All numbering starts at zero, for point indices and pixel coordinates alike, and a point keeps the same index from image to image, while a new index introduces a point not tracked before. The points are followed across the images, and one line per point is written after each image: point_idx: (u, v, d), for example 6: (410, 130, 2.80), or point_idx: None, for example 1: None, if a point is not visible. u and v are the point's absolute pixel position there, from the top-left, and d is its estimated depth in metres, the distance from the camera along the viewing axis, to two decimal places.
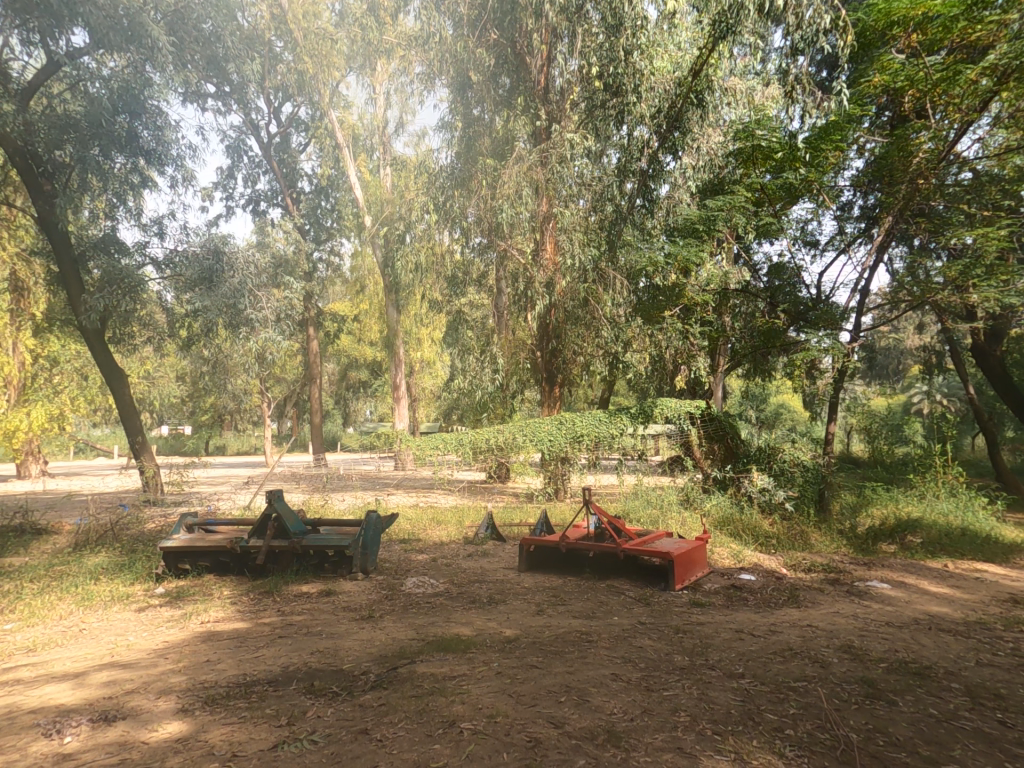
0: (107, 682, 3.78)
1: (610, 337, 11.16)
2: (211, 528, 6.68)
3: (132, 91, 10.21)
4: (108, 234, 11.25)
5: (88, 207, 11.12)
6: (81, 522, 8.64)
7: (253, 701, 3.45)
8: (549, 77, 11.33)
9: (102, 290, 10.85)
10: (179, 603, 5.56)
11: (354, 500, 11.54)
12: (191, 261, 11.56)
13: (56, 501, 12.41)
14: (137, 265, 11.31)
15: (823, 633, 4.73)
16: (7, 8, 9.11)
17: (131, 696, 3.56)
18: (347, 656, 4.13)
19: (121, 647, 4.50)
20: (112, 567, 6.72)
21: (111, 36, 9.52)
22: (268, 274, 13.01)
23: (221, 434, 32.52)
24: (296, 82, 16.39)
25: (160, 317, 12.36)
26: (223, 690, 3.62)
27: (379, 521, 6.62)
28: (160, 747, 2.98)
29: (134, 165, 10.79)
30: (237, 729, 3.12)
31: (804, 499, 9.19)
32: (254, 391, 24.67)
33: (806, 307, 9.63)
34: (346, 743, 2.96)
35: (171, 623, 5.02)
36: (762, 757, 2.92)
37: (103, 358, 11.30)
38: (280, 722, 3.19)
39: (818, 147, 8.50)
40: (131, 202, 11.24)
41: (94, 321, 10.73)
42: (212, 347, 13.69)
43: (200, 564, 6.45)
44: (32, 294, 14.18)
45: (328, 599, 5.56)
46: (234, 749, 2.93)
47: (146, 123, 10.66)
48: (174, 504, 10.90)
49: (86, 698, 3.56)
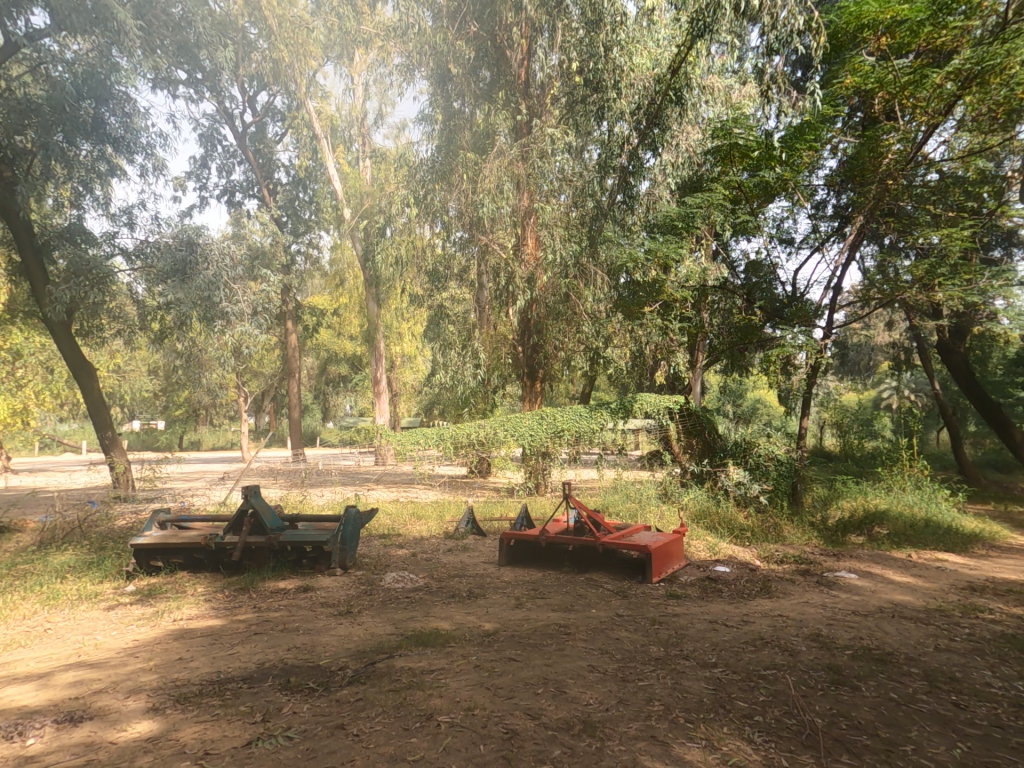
0: (73, 683, 3.70)
1: (591, 333, 11.27)
2: (184, 525, 6.56)
3: (98, 76, 9.82)
4: (73, 224, 11.00)
5: (52, 195, 10.86)
6: (47, 519, 8.40)
7: (226, 699, 3.40)
8: (531, 71, 11.26)
9: (69, 282, 10.53)
10: (150, 601, 5.46)
11: (333, 495, 11.46)
12: (163, 252, 11.27)
13: (21, 498, 12.04)
14: (105, 256, 11.05)
15: (793, 622, 4.84)
16: None
17: (98, 697, 3.49)
18: (324, 652, 4.11)
19: (88, 647, 4.40)
20: (80, 565, 6.57)
21: (74, 17, 9.23)
22: (243, 266, 12.79)
23: (196, 428, 31.91)
24: (271, 71, 16.24)
25: (130, 309, 12.13)
26: (195, 688, 3.56)
27: (359, 516, 6.56)
28: (128, 747, 2.92)
29: (101, 154, 10.54)
30: (209, 727, 3.08)
31: (777, 493, 9.30)
32: (231, 384, 24.25)
33: (782, 304, 9.75)
34: (322, 739, 2.95)
35: (142, 621, 4.93)
36: (733, 743, 2.98)
37: (70, 351, 10.99)
38: (255, 719, 3.16)
39: (793, 146, 8.61)
40: (98, 192, 11.05)
41: (59, 313, 10.39)
42: (186, 340, 13.41)
43: (172, 562, 6.33)
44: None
45: (305, 595, 5.51)
46: (206, 747, 2.90)
47: (113, 109, 10.36)
48: (147, 501, 10.67)
49: (51, 699, 3.48)
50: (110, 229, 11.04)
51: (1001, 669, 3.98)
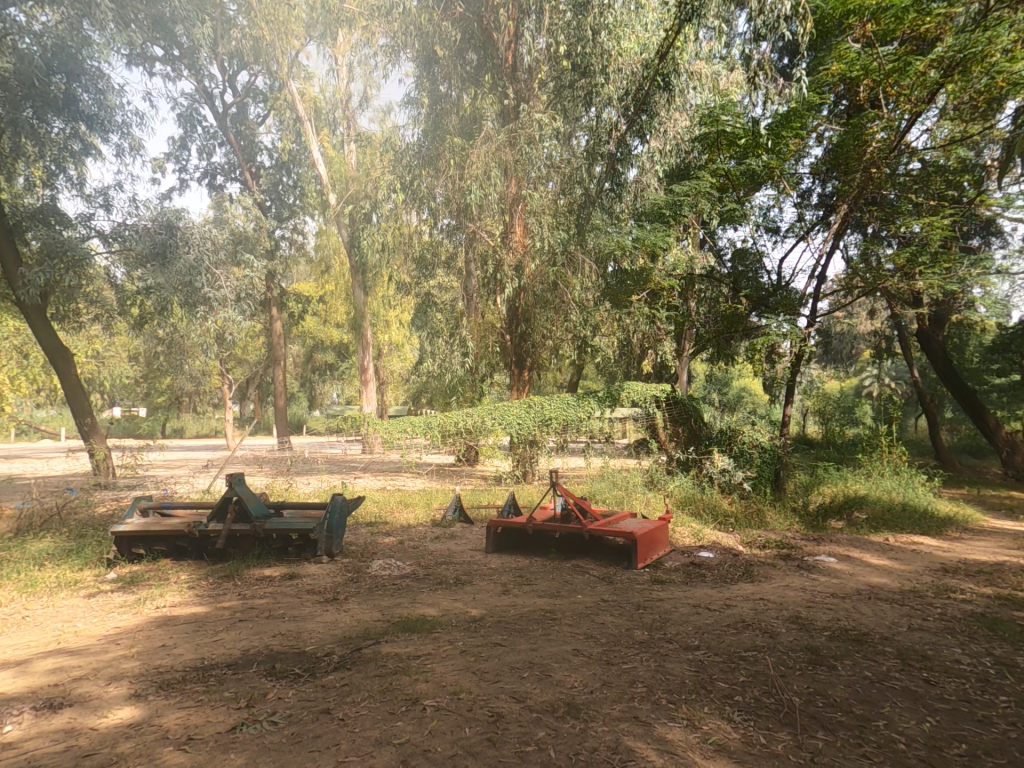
0: (52, 670, 3.67)
1: (579, 322, 11.42)
2: (167, 513, 6.51)
3: (68, 49, 9.56)
4: (46, 204, 10.71)
5: (23, 173, 10.46)
6: (23, 505, 8.27)
7: (211, 685, 3.40)
8: (518, 55, 11.05)
9: (43, 265, 10.25)
10: (131, 588, 5.42)
11: (320, 483, 11.42)
12: (141, 235, 11.00)
13: None
14: (81, 237, 10.84)
15: (774, 605, 4.94)
16: None
17: (79, 683, 3.47)
18: (310, 639, 4.11)
19: (68, 634, 4.37)
20: (58, 552, 6.48)
21: None
22: (226, 251, 12.58)
23: (180, 416, 31.51)
24: (252, 48, 15.70)
25: (109, 293, 11.90)
26: (178, 674, 3.56)
27: (346, 503, 6.54)
28: (110, 734, 2.91)
29: (74, 131, 10.21)
30: (194, 713, 3.08)
31: (761, 480, 9.34)
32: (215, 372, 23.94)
33: (768, 293, 9.64)
34: (307, 724, 2.96)
35: (123, 609, 4.90)
36: (713, 722, 3.05)
37: (45, 335, 10.75)
38: (240, 705, 3.16)
39: (779, 134, 8.61)
40: (73, 172, 10.70)
41: (33, 297, 10.19)
42: (168, 326, 13.19)
43: (155, 549, 6.28)
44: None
45: (291, 582, 5.51)
46: (190, 732, 2.89)
47: (86, 85, 10.08)
48: (128, 488, 10.55)
49: (29, 686, 3.45)
50: (86, 210, 10.77)
51: (970, 646, 4.10)
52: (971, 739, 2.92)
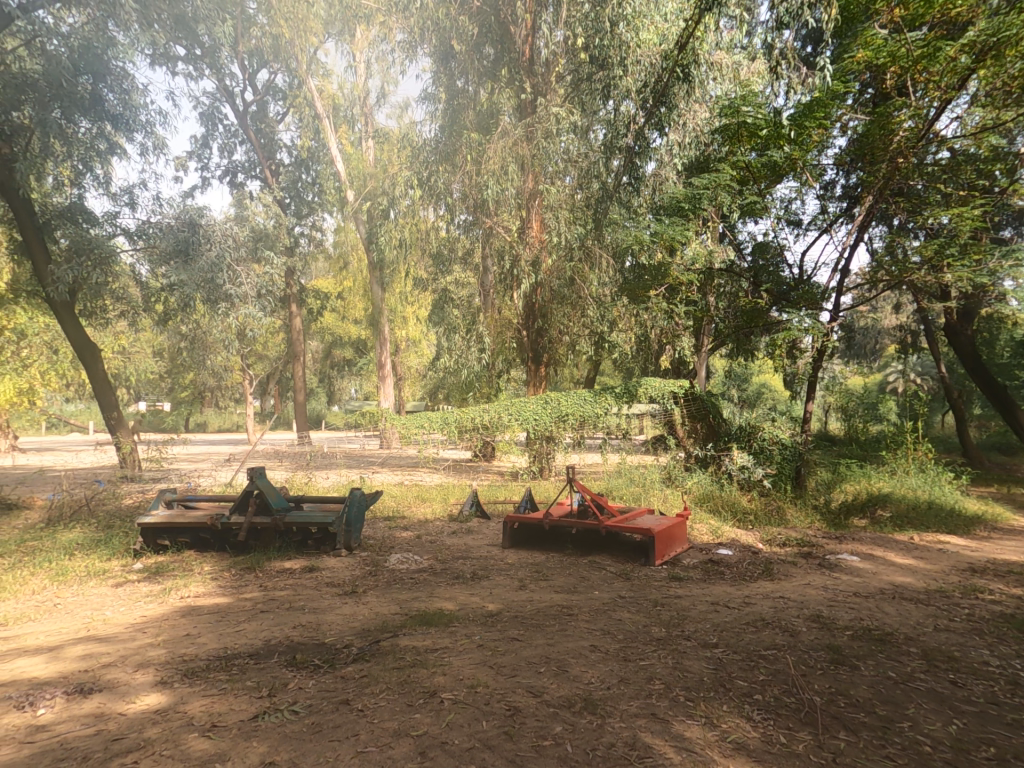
0: (83, 656, 3.79)
1: (596, 318, 11.38)
2: (191, 502, 6.71)
3: (93, 50, 9.78)
4: (75, 203, 11.01)
5: (53, 173, 10.78)
6: (55, 496, 8.54)
7: (233, 674, 3.47)
8: (535, 48, 11.11)
9: (72, 262, 10.56)
10: (157, 579, 5.55)
11: (338, 477, 11.58)
12: (165, 232, 11.27)
13: (29, 476, 12.21)
14: (108, 235, 11.08)
15: (794, 603, 4.88)
16: None
17: (108, 670, 3.57)
18: (329, 630, 4.18)
19: (98, 622, 4.50)
20: (88, 542, 6.69)
21: None
22: (247, 248, 12.77)
23: (202, 410, 32.17)
24: (271, 46, 15.95)
25: (134, 290, 12.19)
26: (202, 663, 3.64)
27: (364, 497, 6.60)
28: (137, 719, 2.99)
29: (100, 131, 10.48)
30: (217, 700, 3.15)
31: (782, 476, 9.21)
32: (237, 368, 24.38)
33: (789, 286, 9.53)
34: (326, 713, 3.01)
35: (149, 598, 5.02)
36: (732, 721, 3.02)
37: (73, 330, 11.01)
38: (261, 694, 3.23)
39: (802, 124, 8.41)
40: (100, 172, 10.96)
41: (63, 293, 10.45)
42: (191, 322, 13.39)
43: (179, 541, 6.42)
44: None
45: (310, 575, 5.59)
46: (214, 719, 2.96)
47: (111, 85, 10.24)
48: (154, 481, 10.83)
49: (61, 671, 3.56)
50: (112, 209, 11.04)
51: (998, 648, 4.00)
52: (999, 742, 2.86)
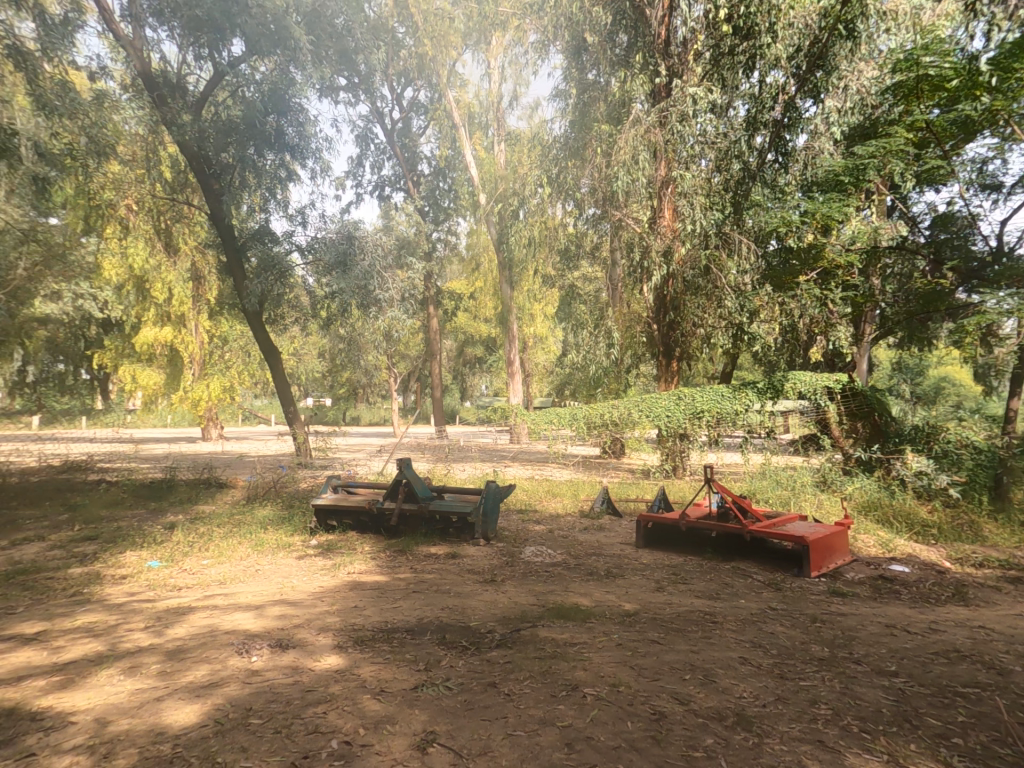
0: (279, 615, 4.41)
1: (733, 309, 10.07)
2: (352, 488, 7.45)
3: (279, 91, 11.22)
4: (262, 227, 12.55)
5: (247, 202, 12.57)
6: (251, 479, 10.07)
7: (394, 646, 3.81)
8: (671, 28, 10.51)
9: (259, 277, 12.27)
10: (329, 554, 6.28)
11: (474, 470, 12.18)
12: (327, 246, 12.45)
13: (230, 460, 14.52)
14: (285, 252, 12.58)
15: (996, 636, 4.15)
16: (183, 29, 10.58)
17: (297, 629, 4.12)
18: (473, 615, 4.40)
19: (287, 587, 5.20)
20: (276, 518, 7.78)
21: (263, 41, 10.58)
22: (392, 256, 14.06)
23: (355, 405, 35.80)
24: (416, 65, 17.27)
25: (304, 300, 13.58)
26: (369, 633, 4.05)
27: (499, 490, 6.85)
28: (322, 675, 3.41)
29: (282, 161, 11.94)
30: (383, 668, 3.49)
31: (974, 486, 7.96)
32: (384, 367, 26.71)
33: (983, 263, 8.26)
34: (477, 693, 3.18)
35: (324, 571, 5.70)
36: (921, 764, 2.65)
37: (261, 335, 12.80)
38: (418, 667, 3.50)
39: (1009, 67, 6.93)
40: (280, 196, 12.41)
41: (254, 303, 12.25)
42: (349, 327, 14.54)
43: (343, 522, 7.20)
44: (208, 282, 17.32)
45: (453, 561, 5.94)
46: (382, 684, 3.28)
47: (291, 120, 11.60)
48: (321, 468, 12.29)
49: (265, 626, 4.18)
50: (289, 228, 12.54)
51: None
52: None
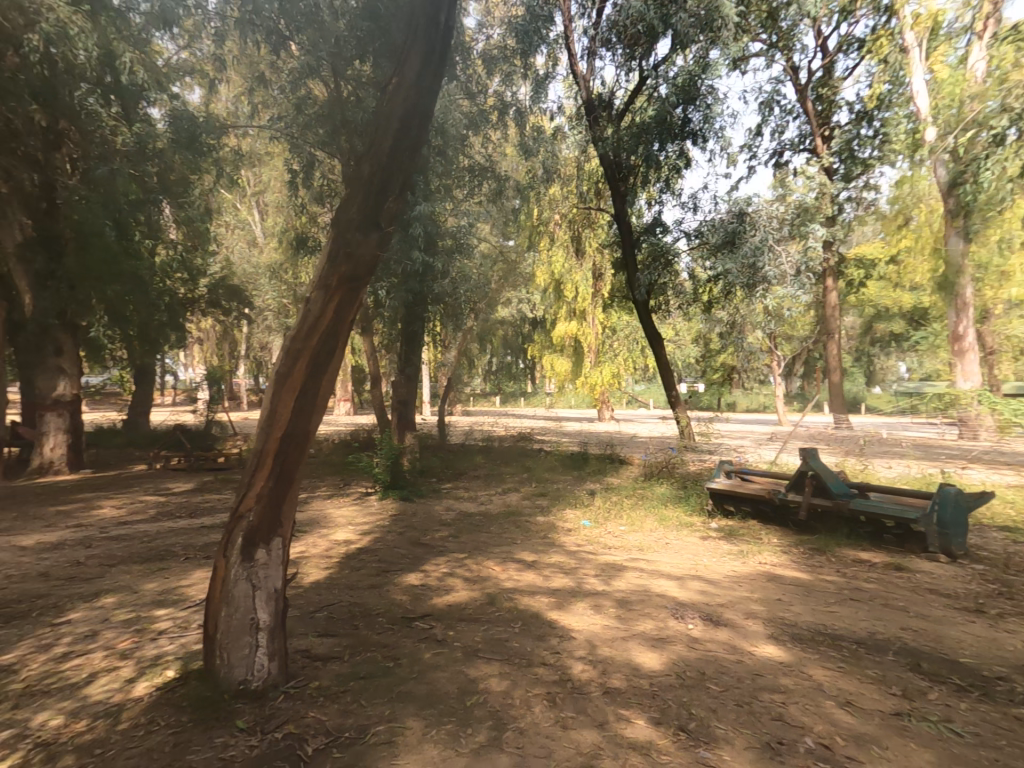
0: (702, 592, 4.90)
1: None
2: (746, 476, 7.55)
3: (694, 77, 10.64)
4: (654, 219, 12.52)
5: (644, 198, 12.61)
6: (648, 457, 11.24)
7: (857, 658, 3.68)
8: None
9: (648, 266, 12.61)
10: (732, 541, 6.56)
11: (898, 468, 10.25)
12: (716, 226, 11.97)
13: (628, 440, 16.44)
14: (675, 241, 12.30)
15: None
16: (618, 38, 11.11)
17: (728, 610, 4.48)
18: (963, 650, 3.82)
19: (702, 566, 5.70)
20: (676, 495, 8.54)
21: (691, 30, 9.95)
22: (790, 225, 12.16)
23: (731, 392, 34.83)
24: None
25: (686, 286, 13.31)
26: (808, 633, 4.05)
27: (961, 496, 5.64)
28: (768, 663, 3.60)
29: (682, 151, 11.47)
30: (845, 679, 3.39)
31: None
32: (766, 351, 25.04)
33: None
34: (1007, 753, 2.74)
35: (732, 557, 5.99)
36: None
37: (647, 326, 13.07)
38: (896, 692, 3.27)
39: None
40: (676, 188, 12.09)
41: (641, 294, 12.53)
42: (732, 312, 13.69)
43: (742, 508, 7.39)
44: (606, 279, 19.41)
45: (904, 575, 5.26)
46: (848, 697, 3.20)
47: (700, 106, 10.96)
48: (712, 450, 12.59)
49: (693, 599, 4.71)
50: (680, 217, 12.11)
51: None
52: None
